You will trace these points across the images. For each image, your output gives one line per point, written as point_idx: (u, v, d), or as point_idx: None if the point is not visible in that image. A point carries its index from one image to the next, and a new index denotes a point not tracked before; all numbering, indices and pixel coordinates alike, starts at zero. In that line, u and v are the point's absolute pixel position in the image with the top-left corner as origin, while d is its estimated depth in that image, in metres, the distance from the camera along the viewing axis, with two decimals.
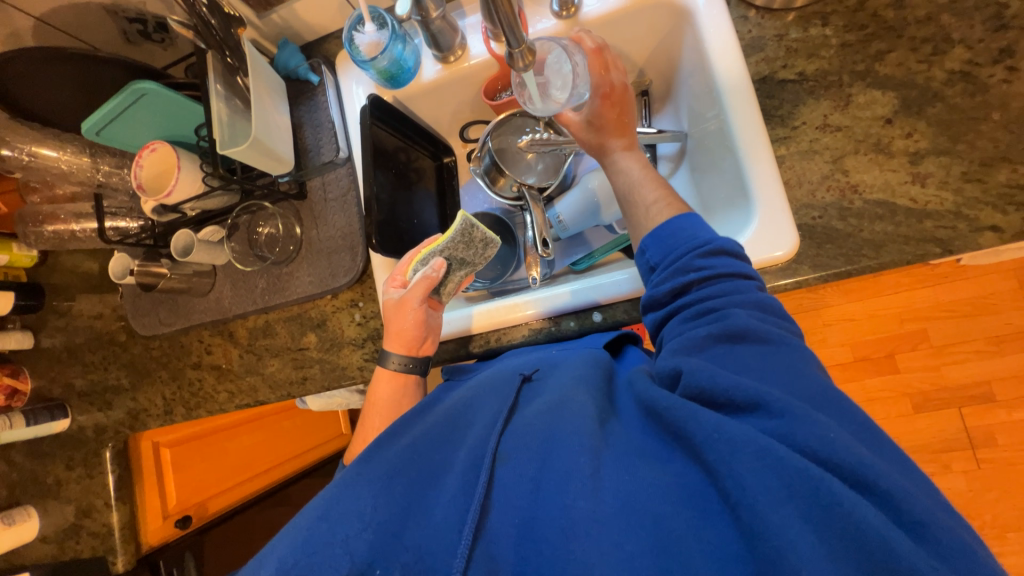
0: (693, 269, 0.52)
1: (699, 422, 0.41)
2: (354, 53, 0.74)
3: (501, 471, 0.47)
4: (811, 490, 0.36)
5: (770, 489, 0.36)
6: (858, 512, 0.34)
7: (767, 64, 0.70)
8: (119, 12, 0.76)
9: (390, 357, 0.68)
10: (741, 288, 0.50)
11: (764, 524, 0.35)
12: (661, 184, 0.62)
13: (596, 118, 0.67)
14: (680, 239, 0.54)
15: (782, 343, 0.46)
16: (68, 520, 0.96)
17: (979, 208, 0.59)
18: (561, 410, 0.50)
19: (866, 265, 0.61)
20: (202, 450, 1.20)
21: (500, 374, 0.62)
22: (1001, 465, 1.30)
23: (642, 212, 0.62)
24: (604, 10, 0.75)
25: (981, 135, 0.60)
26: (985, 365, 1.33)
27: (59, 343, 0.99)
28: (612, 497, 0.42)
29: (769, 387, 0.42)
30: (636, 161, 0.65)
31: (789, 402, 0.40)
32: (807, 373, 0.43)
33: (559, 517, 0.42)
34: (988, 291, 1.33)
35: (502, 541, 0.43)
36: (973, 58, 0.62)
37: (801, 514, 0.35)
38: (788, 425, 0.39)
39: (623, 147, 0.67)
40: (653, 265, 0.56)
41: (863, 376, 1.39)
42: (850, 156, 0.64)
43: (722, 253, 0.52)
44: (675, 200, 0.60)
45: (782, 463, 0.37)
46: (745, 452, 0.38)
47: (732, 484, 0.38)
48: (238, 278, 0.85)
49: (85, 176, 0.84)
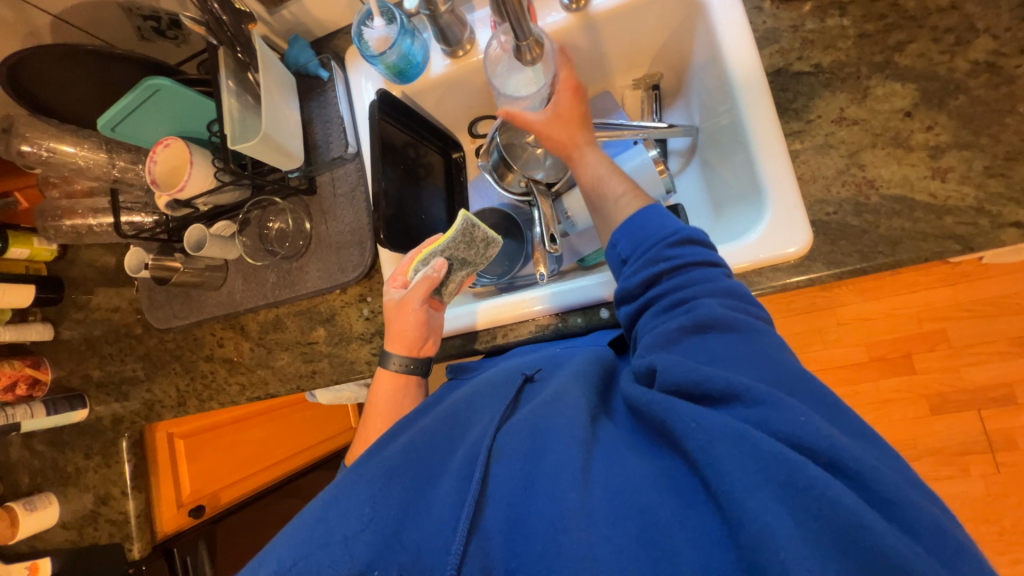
0: (662, 259, 0.51)
1: (678, 412, 0.41)
2: (363, 48, 0.74)
3: (496, 467, 0.46)
4: (788, 475, 0.35)
5: (747, 474, 0.36)
6: (833, 494, 0.34)
7: (781, 56, 0.68)
8: (134, 10, 0.77)
9: (393, 356, 0.69)
10: (711, 276, 0.49)
11: (743, 510, 0.35)
12: (625, 178, 0.62)
13: (562, 113, 0.68)
14: (650, 230, 0.54)
15: (752, 330, 0.45)
16: (87, 507, 0.99)
17: (1002, 204, 0.57)
18: (551, 403, 0.50)
19: (883, 263, 0.60)
20: (214, 441, 1.22)
21: (501, 373, 0.62)
22: (1022, 469, 1.27)
23: (611, 206, 0.61)
24: (614, 2, 0.74)
25: (1006, 128, 0.58)
26: (1007, 367, 1.29)
27: (78, 335, 1.01)
28: (601, 491, 0.42)
29: (740, 375, 0.42)
30: (601, 156, 0.66)
31: (757, 387, 0.40)
32: (781, 360, 0.43)
33: (549, 511, 0.41)
34: (1011, 291, 1.29)
35: (495, 537, 0.43)
36: (998, 48, 0.60)
37: (778, 497, 0.35)
38: (764, 412, 0.39)
39: (588, 143, 0.68)
40: (624, 257, 0.55)
41: (878, 377, 1.36)
42: (867, 150, 0.62)
43: (691, 243, 0.52)
44: (641, 193, 0.61)
45: (757, 448, 0.36)
46: (721, 439, 0.38)
47: (712, 473, 0.37)
48: (249, 273, 0.86)
49: (101, 171, 0.84)
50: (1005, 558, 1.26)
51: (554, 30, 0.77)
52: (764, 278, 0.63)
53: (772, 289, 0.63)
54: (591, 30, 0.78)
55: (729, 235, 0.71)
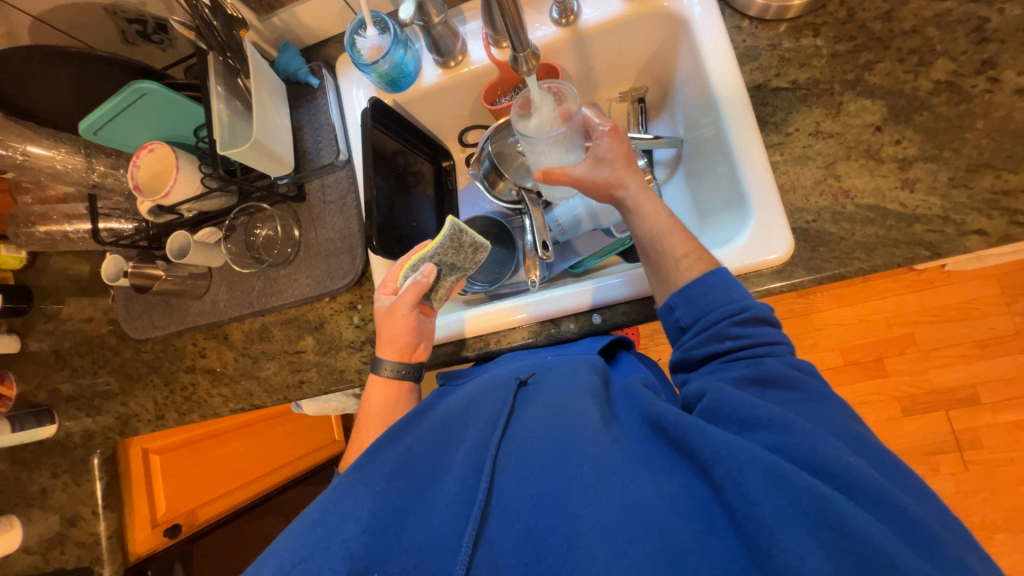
0: (728, 337, 0.53)
1: (707, 438, 0.43)
2: (355, 56, 0.75)
3: (502, 476, 0.47)
4: (816, 508, 0.37)
5: (777, 506, 0.37)
6: (868, 531, 0.36)
7: (760, 72, 0.72)
8: (119, 13, 0.76)
9: (384, 362, 0.68)
10: (776, 352, 0.51)
11: (771, 537, 0.37)
12: (688, 236, 0.61)
13: (605, 156, 0.68)
14: (713, 300, 0.55)
15: (810, 392, 0.47)
16: (52, 530, 0.93)
17: (966, 213, 0.61)
18: (561, 414, 0.51)
19: (859, 268, 0.63)
20: (192, 457, 1.18)
21: (494, 379, 0.62)
22: (987, 466, 1.33)
23: (669, 265, 0.60)
24: (602, 18, 0.77)
25: (966, 142, 0.62)
26: (971, 369, 1.36)
27: (47, 347, 0.97)
28: (615, 505, 0.42)
29: (794, 416, 0.44)
30: (660, 205, 0.64)
31: (799, 424, 0.42)
32: (833, 418, 0.45)
33: (562, 524, 0.42)
34: (973, 296, 1.37)
35: (503, 547, 0.43)
36: (957, 69, 0.65)
37: (805, 527, 0.37)
38: (785, 438, 0.42)
39: (636, 187, 0.66)
40: (683, 325, 0.57)
41: (853, 380, 1.41)
42: (842, 161, 0.66)
43: (757, 321, 0.53)
44: (704, 253, 0.60)
45: (788, 480, 0.38)
46: (750, 468, 0.39)
47: (739, 500, 0.39)
48: (233, 281, 0.84)
49: (80, 175, 0.82)
50: None
51: (544, 43, 0.79)
52: (749, 283, 0.65)
53: (756, 294, 0.65)
54: (580, 44, 0.80)
55: (716, 242, 0.73)
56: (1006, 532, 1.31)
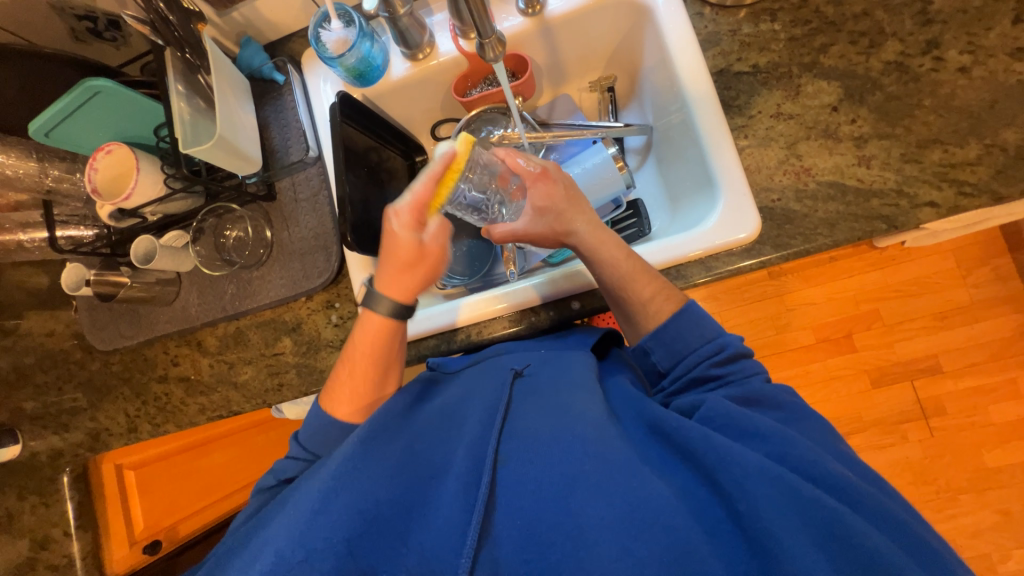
0: (709, 378, 0.57)
1: (716, 447, 0.46)
2: (321, 50, 0.74)
3: (503, 472, 0.47)
4: (826, 521, 0.40)
5: (786, 516, 0.41)
6: (874, 545, 0.39)
7: (723, 57, 0.73)
8: (67, 9, 0.73)
9: (378, 297, 0.63)
10: (764, 385, 0.55)
11: (780, 544, 0.40)
12: (653, 278, 0.64)
13: (543, 205, 0.69)
14: (690, 341, 0.60)
15: (800, 418, 0.52)
16: (21, 555, 0.89)
17: (918, 186, 0.64)
18: (564, 411, 0.52)
19: (822, 242, 0.65)
20: (169, 470, 1.14)
21: (488, 371, 0.61)
22: (951, 431, 1.41)
23: (639, 308, 0.63)
24: (568, 7, 0.77)
25: (915, 119, 0.66)
26: (932, 340, 1.43)
27: (7, 364, 0.92)
28: (621, 502, 0.43)
29: (796, 436, 0.48)
30: (614, 245, 0.66)
31: (799, 442, 0.46)
32: (824, 433, 0.51)
33: (568, 523, 0.43)
34: (931, 271, 1.44)
35: (506, 543, 0.43)
36: (904, 49, 0.68)
37: (817, 543, 0.40)
38: (790, 451, 0.46)
39: (587, 230, 0.67)
40: (662, 369, 0.62)
41: (826, 357, 1.47)
42: (803, 141, 0.68)
43: (735, 357, 0.58)
44: (670, 292, 0.63)
45: (798, 493, 0.42)
46: (761, 481, 0.43)
47: (750, 510, 0.42)
48: (204, 285, 0.82)
49: (33, 181, 0.78)
50: (944, 513, 1.39)
51: (512, 34, 0.79)
52: (720, 262, 0.68)
53: (726, 272, 0.68)
54: (547, 34, 0.81)
55: (685, 224, 0.75)
56: (970, 492, 1.38)
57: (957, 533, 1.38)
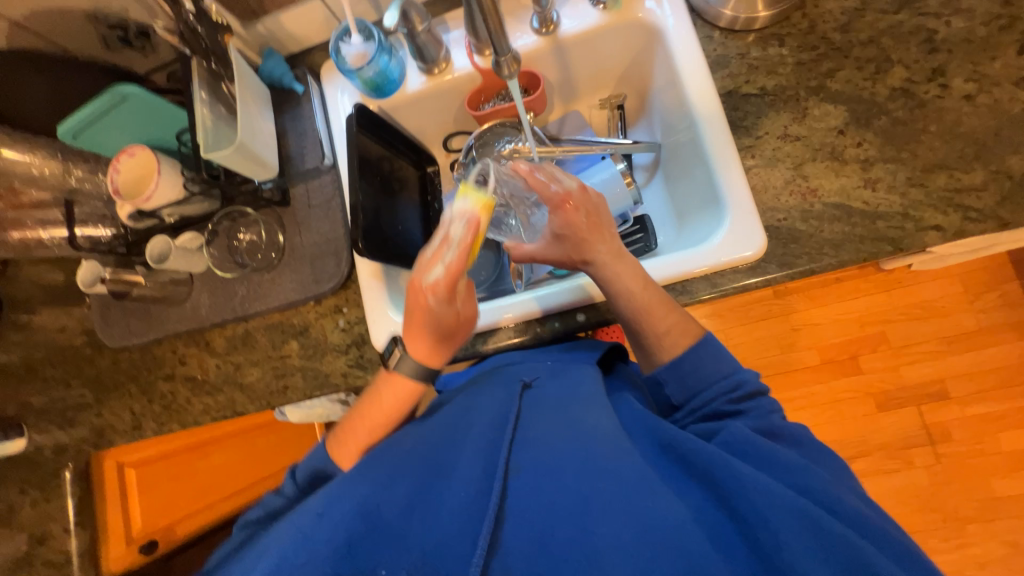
0: (726, 412, 0.57)
1: (733, 470, 0.46)
2: (340, 63, 0.76)
3: (514, 483, 0.47)
4: (845, 552, 0.40)
5: (803, 544, 0.41)
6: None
7: (731, 79, 0.75)
8: (100, 17, 0.76)
9: (410, 359, 0.61)
10: (775, 414, 0.56)
11: (797, 572, 0.40)
12: (671, 311, 0.64)
13: (563, 233, 0.68)
14: (705, 377, 0.60)
15: (813, 451, 0.53)
16: (19, 550, 0.89)
17: (923, 210, 0.65)
18: (576, 426, 0.52)
19: (827, 263, 0.66)
20: (171, 470, 1.14)
21: (498, 380, 0.62)
22: (958, 458, 1.38)
23: (654, 340, 0.64)
24: (581, 28, 0.80)
25: (921, 144, 0.67)
26: (940, 364, 1.42)
27: (19, 358, 0.93)
28: (634, 522, 0.43)
29: (811, 466, 0.48)
30: (634, 270, 0.66)
31: (815, 473, 0.47)
32: (834, 465, 0.52)
33: (580, 540, 0.43)
34: (939, 295, 1.43)
35: (516, 556, 0.43)
36: (910, 76, 0.69)
37: (835, 573, 0.40)
38: (805, 479, 0.46)
39: (608, 254, 0.66)
40: (675, 403, 0.62)
41: (830, 378, 1.46)
42: (809, 163, 0.69)
43: (750, 394, 0.58)
44: (687, 325, 0.64)
45: (816, 522, 0.42)
46: (781, 508, 0.43)
47: (766, 536, 0.42)
48: (215, 287, 0.83)
49: (57, 179, 0.81)
50: (952, 543, 1.36)
51: (526, 51, 0.81)
52: (725, 279, 0.68)
53: (731, 289, 0.68)
54: (560, 53, 0.83)
55: (692, 241, 0.75)
56: (978, 522, 1.35)
57: (964, 564, 1.35)
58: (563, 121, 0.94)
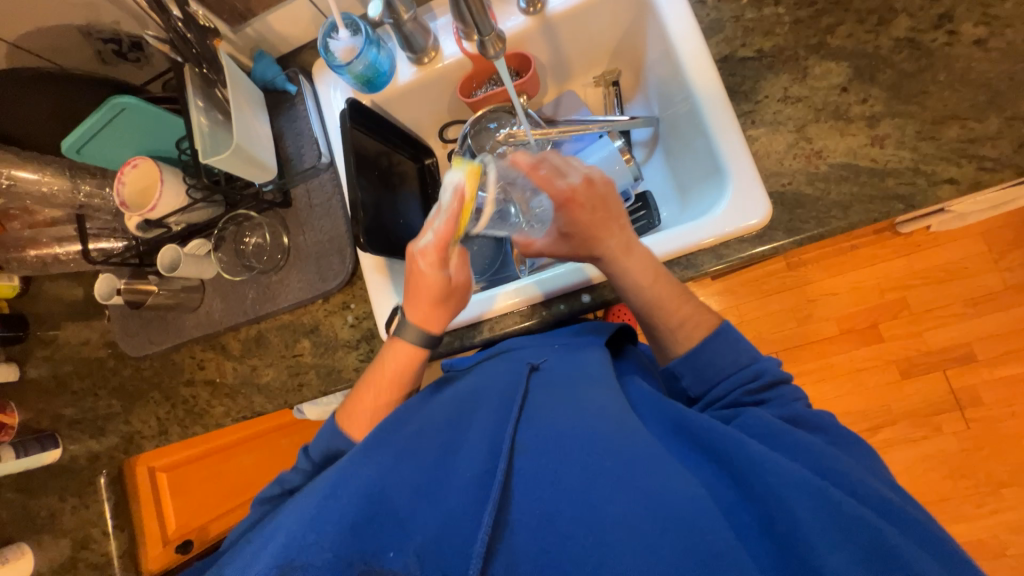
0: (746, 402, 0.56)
1: (749, 452, 0.46)
2: (330, 59, 0.76)
3: (520, 459, 0.47)
4: (863, 534, 0.40)
5: (820, 523, 0.40)
6: (917, 564, 0.38)
7: (726, 44, 0.73)
8: (94, 34, 0.77)
9: (410, 325, 0.63)
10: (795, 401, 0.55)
11: (812, 550, 0.39)
12: (683, 301, 0.64)
13: (568, 231, 0.67)
14: (722, 367, 0.59)
15: (839, 437, 0.51)
16: (64, 554, 0.94)
17: (936, 163, 0.62)
18: (584, 406, 0.52)
19: (837, 226, 0.64)
20: (199, 472, 1.18)
21: (506, 363, 0.62)
22: (988, 422, 1.35)
23: (664, 335, 0.64)
24: (569, 4, 0.78)
25: (930, 95, 0.64)
26: (965, 327, 1.38)
27: (47, 373, 0.97)
28: (646, 500, 0.43)
29: (830, 452, 0.47)
30: (642, 261, 0.64)
31: (833, 458, 0.46)
32: (861, 452, 0.51)
33: (588, 516, 0.43)
34: (961, 256, 1.38)
35: (522, 532, 0.43)
36: (916, 25, 0.66)
37: (853, 552, 0.39)
38: (822, 462, 0.46)
39: (616, 246, 0.65)
40: (692, 395, 0.61)
41: (850, 348, 1.42)
42: (812, 124, 0.67)
43: (771, 384, 0.57)
44: (703, 316, 0.63)
45: (834, 504, 0.41)
46: (798, 490, 0.42)
47: (782, 516, 0.41)
48: (226, 291, 0.85)
49: (67, 197, 0.83)
50: (985, 509, 1.33)
51: (515, 33, 0.80)
52: (731, 250, 0.67)
53: (738, 260, 0.67)
54: (550, 31, 0.81)
55: (696, 214, 0.74)
56: (1013, 486, 1.32)
57: (997, 529, 1.32)
58: (558, 102, 0.93)
